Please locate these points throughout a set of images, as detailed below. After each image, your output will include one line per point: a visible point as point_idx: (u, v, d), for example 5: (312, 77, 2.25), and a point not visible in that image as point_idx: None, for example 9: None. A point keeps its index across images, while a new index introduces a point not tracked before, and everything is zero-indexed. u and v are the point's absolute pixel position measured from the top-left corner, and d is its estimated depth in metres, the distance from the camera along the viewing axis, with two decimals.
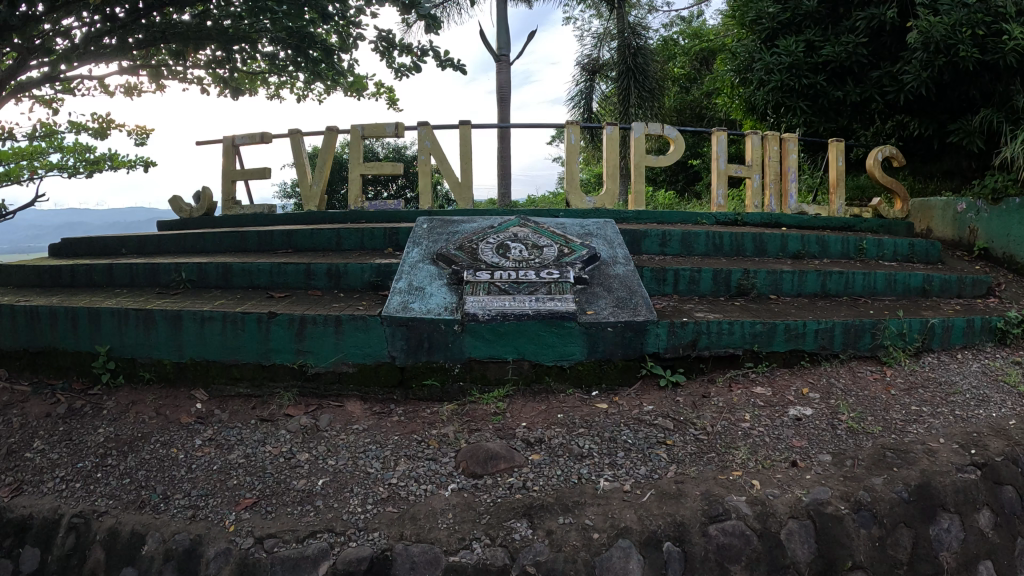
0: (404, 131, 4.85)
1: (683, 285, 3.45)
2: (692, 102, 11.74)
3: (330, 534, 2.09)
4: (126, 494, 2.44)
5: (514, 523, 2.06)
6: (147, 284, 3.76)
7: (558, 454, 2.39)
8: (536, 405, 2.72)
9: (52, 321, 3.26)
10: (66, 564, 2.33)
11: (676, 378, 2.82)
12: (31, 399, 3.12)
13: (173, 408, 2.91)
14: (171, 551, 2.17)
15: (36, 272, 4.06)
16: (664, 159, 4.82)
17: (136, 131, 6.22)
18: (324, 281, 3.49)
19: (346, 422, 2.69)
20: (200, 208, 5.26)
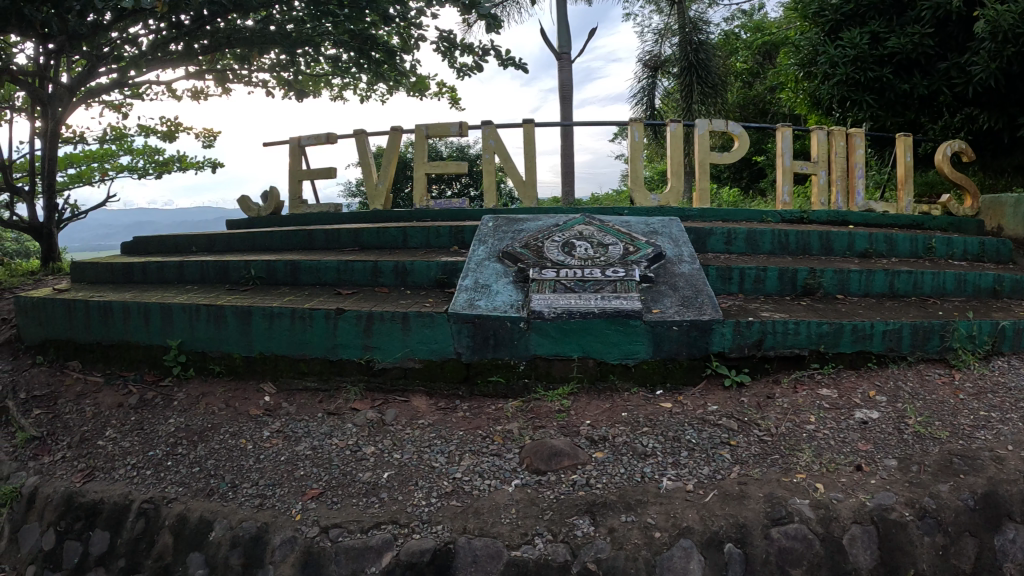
0: (468, 130, 4.88)
1: (749, 285, 3.40)
2: (755, 97, 11.53)
3: (395, 525, 2.13)
4: (195, 482, 2.53)
5: (577, 519, 2.07)
6: (217, 281, 3.88)
7: (623, 452, 2.39)
8: (600, 403, 2.72)
9: (125, 316, 3.40)
10: (137, 545, 2.42)
11: (741, 378, 2.78)
12: (104, 389, 3.26)
13: (241, 400, 3.00)
14: (238, 537, 2.24)
15: (110, 269, 4.23)
16: (729, 155, 4.74)
17: (203, 133, 6.44)
18: (391, 278, 3.55)
19: (412, 416, 2.74)
20: (267, 208, 5.40)
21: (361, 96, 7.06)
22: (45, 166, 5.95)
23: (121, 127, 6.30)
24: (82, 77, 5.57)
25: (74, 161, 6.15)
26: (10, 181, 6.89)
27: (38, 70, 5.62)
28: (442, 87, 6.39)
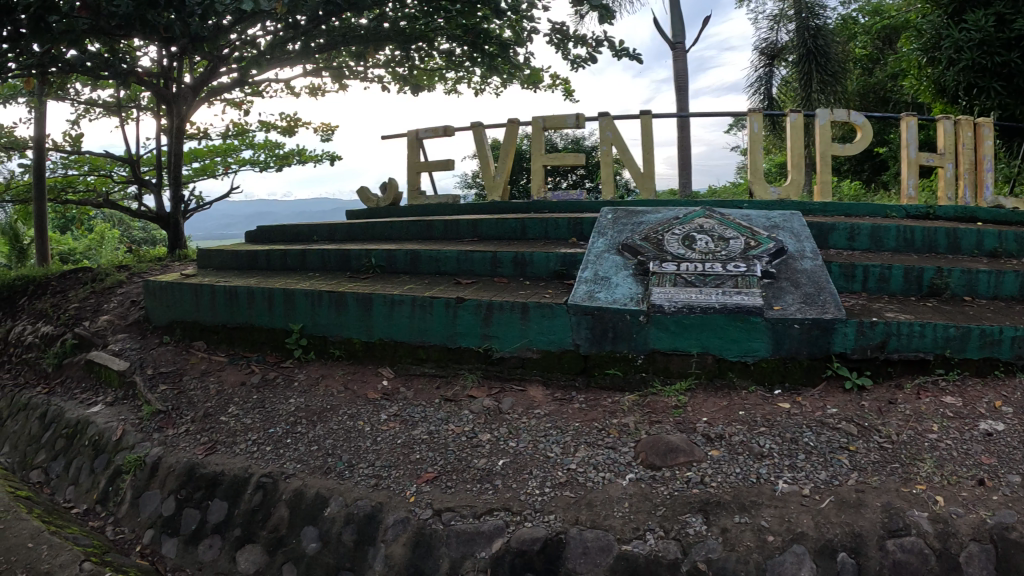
0: (584, 122, 4.87)
1: (872, 283, 3.27)
2: (876, 85, 11.00)
3: (506, 511, 2.17)
4: (314, 460, 2.64)
5: (689, 517, 2.05)
6: (338, 269, 4.04)
7: (738, 451, 2.33)
8: (717, 400, 2.66)
9: (250, 300, 3.61)
10: (253, 517, 2.53)
11: (863, 381, 2.66)
12: (227, 368, 3.48)
13: (359, 383, 3.10)
14: (353, 514, 2.33)
15: (235, 256, 4.47)
16: (852, 147, 4.55)
17: (322, 127, 6.71)
18: (510, 268, 3.58)
19: (528, 406, 2.76)
20: (386, 199, 5.55)
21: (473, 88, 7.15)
22: (171, 161, 6.31)
23: (243, 123, 6.63)
24: (203, 77, 5.92)
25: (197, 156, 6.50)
26: (142, 175, 7.38)
27: (164, 71, 6.01)
28: (556, 79, 6.41)
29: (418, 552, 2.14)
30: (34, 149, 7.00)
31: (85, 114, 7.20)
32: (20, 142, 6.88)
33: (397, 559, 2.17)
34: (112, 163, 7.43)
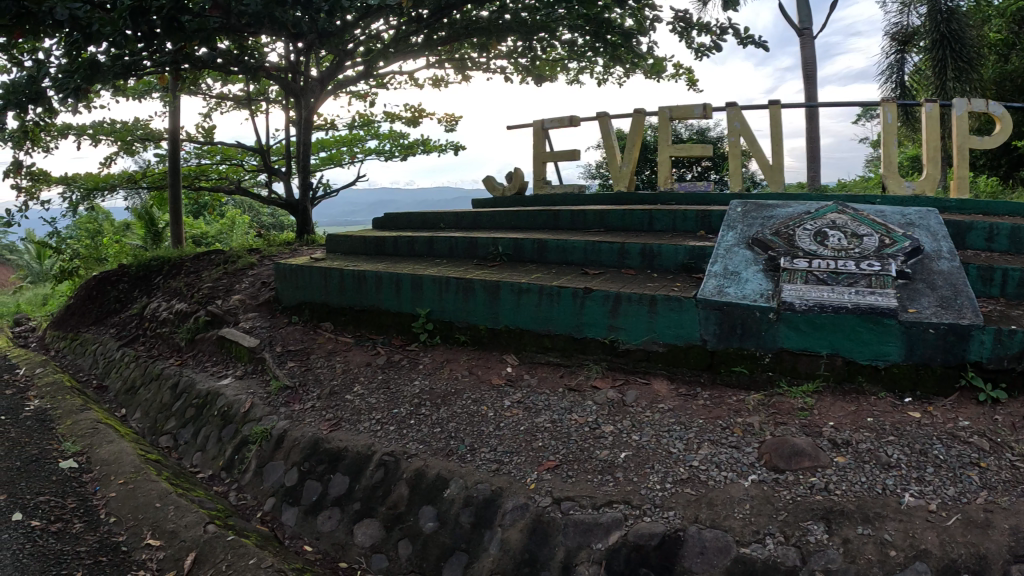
0: (712, 112, 4.78)
1: (1014, 287, 3.06)
2: (1014, 71, 10.27)
3: (626, 504, 2.26)
4: (436, 442, 2.89)
5: (810, 525, 2.03)
6: (466, 256, 4.22)
7: (865, 459, 2.26)
8: (845, 405, 2.60)
9: (378, 285, 3.99)
10: (373, 493, 2.81)
11: (998, 394, 2.48)
12: (355, 349, 3.91)
13: (483, 368, 3.37)
14: (472, 497, 2.54)
15: (362, 241, 4.79)
16: (993, 140, 4.26)
17: (444, 117, 6.91)
18: (637, 261, 3.60)
19: (652, 400, 2.84)
20: (512, 188, 5.68)
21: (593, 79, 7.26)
22: (300, 152, 6.72)
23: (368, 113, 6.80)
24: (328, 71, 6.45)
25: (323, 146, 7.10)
26: (270, 164, 7.85)
27: (291, 66, 6.52)
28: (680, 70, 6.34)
29: (534, 538, 2.29)
30: (170, 140, 7.50)
31: (217, 107, 7.67)
32: (157, 134, 7.36)
33: (515, 541, 2.32)
34: (242, 153, 7.93)
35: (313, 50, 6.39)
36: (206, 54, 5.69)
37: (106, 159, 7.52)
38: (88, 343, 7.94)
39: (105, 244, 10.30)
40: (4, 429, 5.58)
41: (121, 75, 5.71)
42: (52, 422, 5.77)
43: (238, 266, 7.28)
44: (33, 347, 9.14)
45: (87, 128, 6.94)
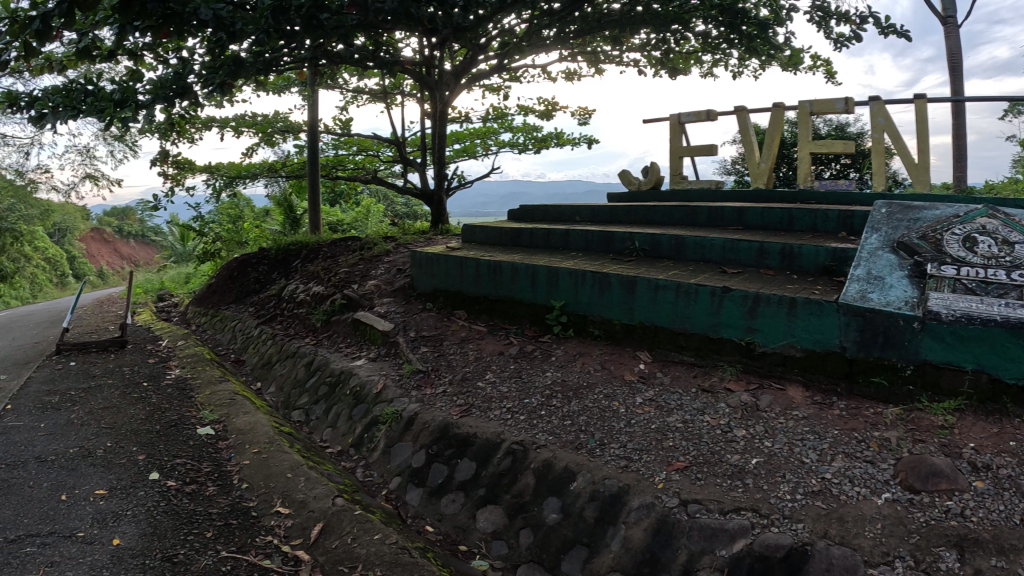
0: (854, 106, 4.61)
1: None
2: None
3: (755, 513, 2.92)
4: (565, 435, 3.85)
5: (943, 552, 2.54)
6: (602, 249, 5.40)
7: (1005, 487, 2.76)
8: (988, 425, 3.11)
9: (532, 279, 5.17)
10: (500, 479, 3.79)
11: None
12: (489, 338, 5.24)
13: (616, 364, 4.40)
14: (598, 492, 3.38)
15: (503, 235, 6.23)
16: None
17: (579, 114, 7.08)
18: (777, 260, 4.40)
19: (787, 406, 3.58)
20: (649, 181, 6.10)
21: (729, 72, 7.92)
22: (437, 143, 7.14)
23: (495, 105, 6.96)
24: (462, 66, 6.82)
25: (459, 138, 7.44)
26: (406, 154, 8.30)
27: (426, 59, 6.89)
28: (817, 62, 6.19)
29: (659, 536, 3.04)
30: (308, 131, 7.88)
31: (353, 99, 7.99)
32: (295, 126, 7.70)
33: (639, 536, 3.09)
34: (377, 144, 8.29)
35: (446, 44, 6.65)
36: (343, 46, 6.11)
37: (246, 149, 7.97)
38: (227, 320, 8.75)
39: (244, 229, 10.95)
40: (149, 395, 6.08)
41: (264, 69, 6.14)
42: (192, 392, 6.25)
43: (374, 253, 7.86)
44: (177, 320, 9.94)
45: (229, 121, 7.35)
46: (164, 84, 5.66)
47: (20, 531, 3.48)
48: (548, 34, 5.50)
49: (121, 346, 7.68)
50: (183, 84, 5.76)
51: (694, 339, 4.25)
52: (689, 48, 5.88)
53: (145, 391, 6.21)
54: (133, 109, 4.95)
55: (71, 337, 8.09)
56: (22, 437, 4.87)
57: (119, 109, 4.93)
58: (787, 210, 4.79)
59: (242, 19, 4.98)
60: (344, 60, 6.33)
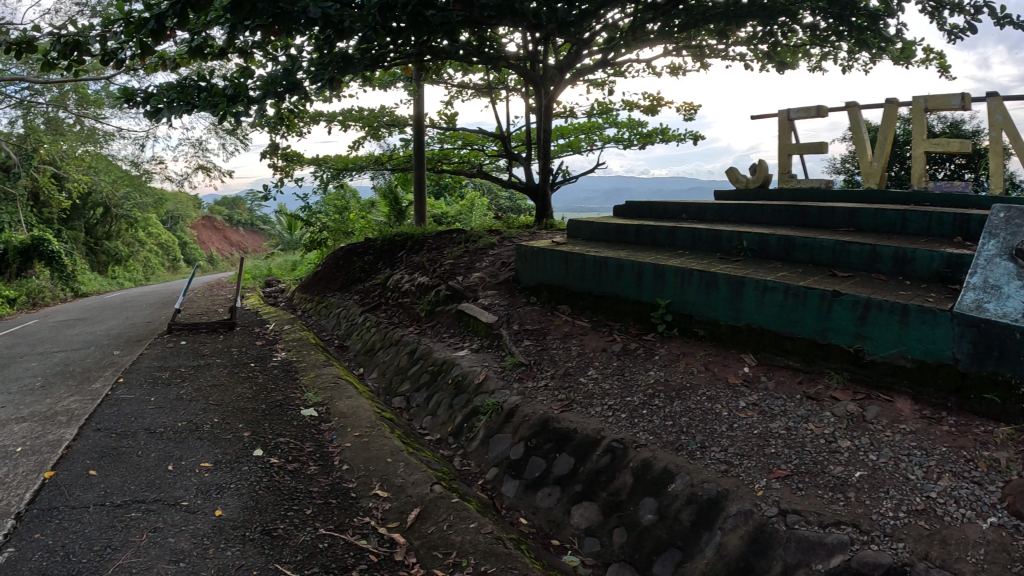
0: (971, 103, 4.30)
1: None
2: None
3: (854, 529, 2.90)
4: (667, 435, 3.93)
5: None
6: (708, 247, 5.27)
7: None
8: None
9: (638, 275, 5.13)
10: (597, 476, 3.90)
11: None
12: (592, 334, 5.31)
13: (719, 367, 4.34)
14: (697, 495, 3.41)
15: (607, 231, 6.23)
16: None
17: (685, 109, 6.93)
18: (889, 265, 4.17)
19: (892, 419, 3.48)
20: (756, 179, 5.88)
21: (843, 66, 7.57)
22: (541, 138, 7.14)
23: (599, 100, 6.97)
24: (566, 61, 6.78)
25: (563, 133, 7.39)
26: (511, 149, 8.24)
27: (530, 54, 6.88)
28: (934, 53, 5.84)
29: (756, 544, 3.04)
30: (414, 125, 8.04)
31: (458, 95, 8.10)
32: (401, 121, 7.88)
33: (734, 543, 3.11)
34: (482, 139, 8.24)
35: (549, 39, 6.63)
36: (448, 42, 6.17)
37: (354, 142, 8.21)
38: (332, 307, 9.07)
39: (351, 219, 11.35)
40: (256, 375, 6.41)
41: (371, 66, 6.27)
42: (298, 374, 6.55)
43: (479, 246, 7.96)
44: (282, 306, 10.41)
45: (337, 115, 7.60)
46: (274, 80, 5.90)
47: (127, 496, 3.71)
48: (651, 30, 5.40)
49: (229, 329, 8.09)
50: (292, 80, 6.01)
51: (801, 344, 4.11)
52: (796, 40, 5.69)
53: (252, 371, 6.54)
54: (244, 104, 5.19)
55: (185, 318, 8.57)
56: (134, 409, 5.21)
57: (230, 104, 5.20)
58: (901, 211, 4.51)
59: (350, 17, 5.12)
60: (449, 57, 6.39)
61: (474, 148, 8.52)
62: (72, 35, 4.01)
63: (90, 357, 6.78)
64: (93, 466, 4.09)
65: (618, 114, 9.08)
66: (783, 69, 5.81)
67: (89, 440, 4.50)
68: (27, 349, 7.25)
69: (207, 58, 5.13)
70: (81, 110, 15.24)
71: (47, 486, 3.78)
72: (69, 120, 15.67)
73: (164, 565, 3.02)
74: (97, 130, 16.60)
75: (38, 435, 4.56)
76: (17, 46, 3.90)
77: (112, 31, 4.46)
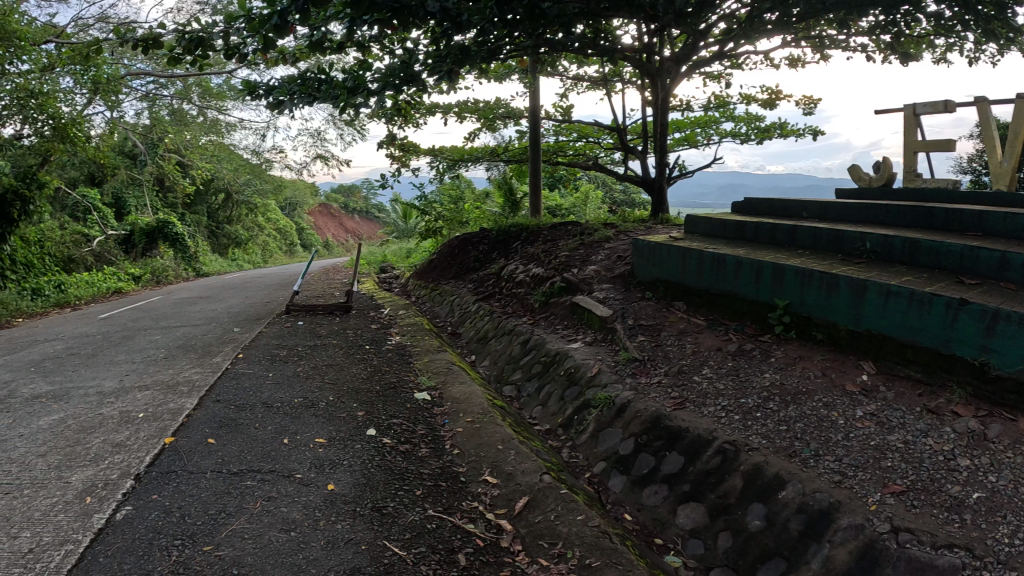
0: None
1: None
2: None
3: (968, 553, 2.80)
4: (781, 441, 3.80)
5: None
6: (828, 247, 5.03)
7: None
8: None
9: (756, 273, 4.96)
10: (706, 477, 3.83)
11: None
12: (706, 333, 5.20)
13: (838, 373, 4.15)
14: (807, 505, 3.32)
15: (726, 228, 6.07)
16: None
17: (806, 103, 6.65)
18: (1019, 273, 3.84)
19: (1017, 439, 3.25)
20: (879, 177, 5.56)
21: (983, 57, 7.04)
22: (657, 132, 7.02)
23: (716, 93, 6.83)
24: (682, 53, 6.64)
25: (679, 127, 7.23)
26: (627, 142, 8.12)
27: (646, 46, 6.77)
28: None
29: (864, 561, 2.96)
30: (530, 117, 8.08)
31: (573, 86, 8.08)
32: (516, 112, 7.94)
33: (842, 558, 3.03)
34: (598, 131, 8.16)
35: (666, 30, 6.51)
36: (564, 34, 6.16)
37: (471, 133, 8.35)
38: (446, 294, 9.28)
39: (466, 209, 11.56)
40: (372, 357, 6.66)
41: (490, 57, 6.28)
42: (412, 358, 6.76)
43: (595, 239, 7.89)
44: (398, 292, 10.76)
45: (454, 107, 7.75)
46: (392, 72, 6.09)
47: (245, 465, 3.95)
48: (768, 21, 5.19)
49: (345, 311, 8.43)
50: (409, 72, 6.16)
51: (923, 354, 3.85)
52: (919, 30, 5.39)
53: (367, 353, 6.79)
54: (362, 96, 5.39)
55: (305, 300, 9.00)
56: (253, 383, 5.53)
57: (351, 95, 5.42)
58: None
59: (467, 10, 5.20)
60: (564, 49, 6.39)
61: (590, 140, 8.45)
62: (196, 32, 4.32)
63: (212, 332, 7.25)
64: (212, 434, 4.38)
65: (738, 106, 8.82)
66: (905, 61, 5.51)
67: (210, 410, 4.82)
68: (155, 323, 7.83)
69: (328, 51, 5.35)
70: (203, 101, 16.33)
71: (168, 451, 4.08)
72: (194, 111, 16.67)
73: (278, 533, 3.20)
74: (216, 120, 17.60)
75: (162, 403, 4.92)
76: (147, 43, 4.22)
77: (236, 27, 4.75)
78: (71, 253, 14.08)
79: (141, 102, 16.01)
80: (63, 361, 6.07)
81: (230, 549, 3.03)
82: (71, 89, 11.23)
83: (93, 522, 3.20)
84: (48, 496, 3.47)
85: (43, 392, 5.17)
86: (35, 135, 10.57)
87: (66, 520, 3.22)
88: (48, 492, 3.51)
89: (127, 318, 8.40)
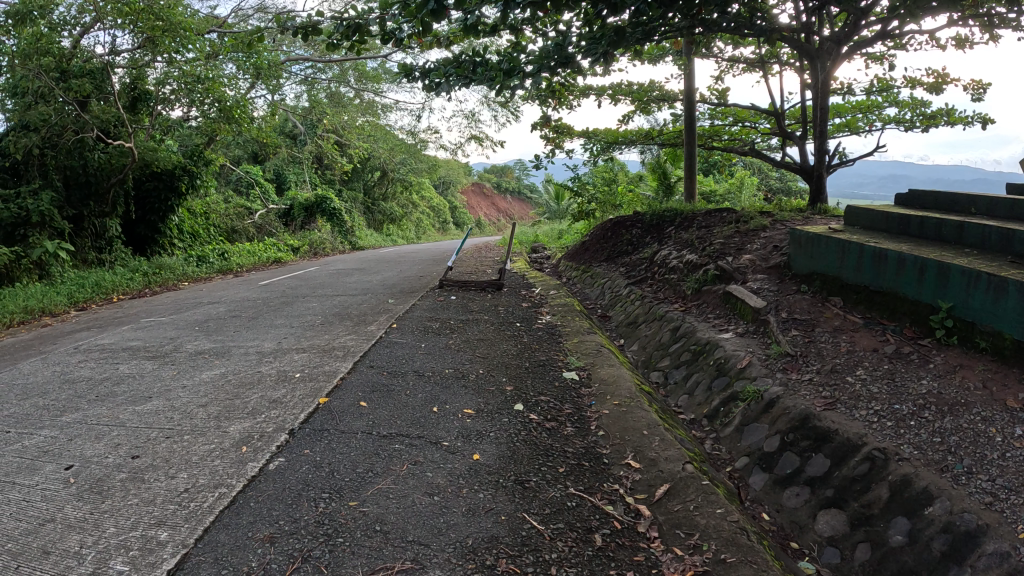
0: None
1: None
2: None
3: None
4: (932, 453, 3.57)
5: None
6: (998, 247, 4.60)
7: None
8: None
9: (921, 272, 4.59)
10: (851, 484, 3.65)
11: None
12: (862, 332, 4.93)
13: (1000, 386, 3.82)
14: (952, 524, 3.11)
15: (889, 222, 5.68)
16: None
17: (976, 87, 6.07)
18: None
19: None
20: None
21: None
22: (816, 117, 6.68)
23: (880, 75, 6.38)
24: (847, 32, 6.26)
25: (840, 112, 6.83)
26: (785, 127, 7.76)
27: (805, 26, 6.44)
28: None
29: None
30: (684, 99, 7.91)
31: (730, 68, 7.82)
32: (669, 95, 7.81)
33: None
34: (755, 115, 7.87)
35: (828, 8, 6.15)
36: (719, 14, 5.97)
37: (624, 116, 8.29)
38: (598, 277, 9.32)
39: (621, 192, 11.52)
40: (523, 334, 6.84)
41: (643, 39, 6.18)
42: (561, 337, 6.87)
43: (751, 227, 7.61)
44: (549, 273, 10.93)
45: (607, 89, 7.72)
46: (546, 54, 6.14)
47: (395, 429, 4.21)
48: None
49: (497, 288, 8.67)
50: (564, 54, 6.19)
51: None
52: None
53: (517, 330, 6.97)
54: (515, 78, 5.50)
55: (457, 276, 9.35)
56: (405, 352, 5.85)
57: (506, 77, 5.53)
58: None
59: None
60: (719, 29, 6.19)
61: (747, 125, 8.14)
62: (354, 18, 4.59)
63: (368, 302, 7.71)
64: (364, 397, 4.70)
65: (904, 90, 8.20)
66: None
67: (363, 374, 5.17)
68: (312, 291, 8.41)
69: (480, 34, 5.50)
70: (360, 83, 17.19)
71: (322, 410, 4.42)
72: (352, 93, 17.58)
73: (423, 496, 3.40)
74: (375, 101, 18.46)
75: (319, 365, 5.33)
76: (307, 30, 4.53)
77: (390, 12, 4.99)
78: (234, 224, 15.48)
79: (300, 84, 17.14)
80: (226, 322, 6.68)
81: (373, 507, 3.25)
82: (235, 74, 12.09)
83: (247, 470, 3.54)
84: (208, 443, 3.87)
85: (208, 349, 5.73)
86: (201, 117, 11.49)
87: (222, 466, 3.59)
88: (207, 439, 3.92)
89: (288, 285, 9.08)
